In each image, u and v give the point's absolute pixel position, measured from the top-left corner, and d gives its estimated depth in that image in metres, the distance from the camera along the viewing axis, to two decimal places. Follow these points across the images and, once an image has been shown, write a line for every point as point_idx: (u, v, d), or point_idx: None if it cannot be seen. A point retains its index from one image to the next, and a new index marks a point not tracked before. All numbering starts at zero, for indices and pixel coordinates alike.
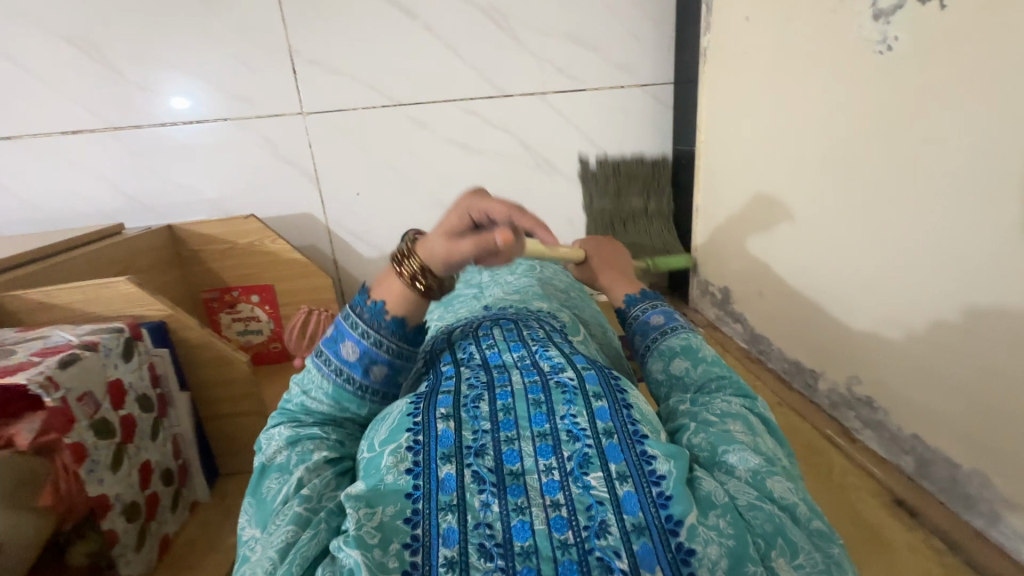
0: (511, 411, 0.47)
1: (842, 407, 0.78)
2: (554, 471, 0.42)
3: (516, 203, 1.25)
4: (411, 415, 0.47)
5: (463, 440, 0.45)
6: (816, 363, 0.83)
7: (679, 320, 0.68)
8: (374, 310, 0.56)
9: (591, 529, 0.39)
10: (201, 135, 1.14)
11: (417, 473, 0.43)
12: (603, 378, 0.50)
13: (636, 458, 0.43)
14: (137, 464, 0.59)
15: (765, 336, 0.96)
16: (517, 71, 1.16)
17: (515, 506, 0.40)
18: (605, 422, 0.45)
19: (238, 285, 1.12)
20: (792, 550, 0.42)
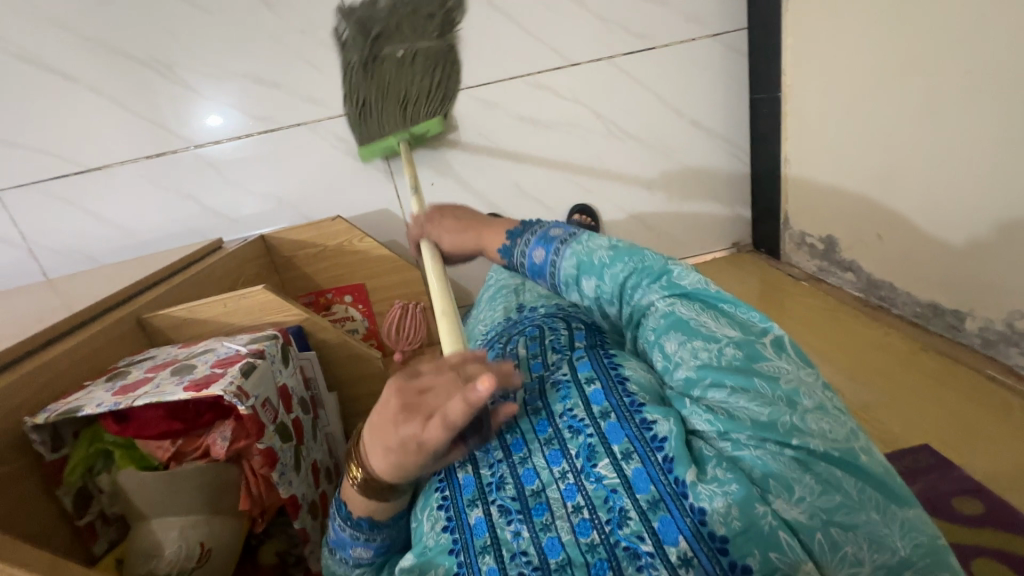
0: (517, 430, 0.48)
1: (1000, 344, 0.74)
2: (569, 474, 0.43)
3: (591, 175, 1.22)
4: (437, 478, 0.48)
5: (484, 479, 0.45)
6: (961, 301, 0.78)
7: (557, 238, 0.60)
8: (359, 526, 0.47)
9: (613, 520, 0.39)
10: (237, 151, 1.15)
11: (453, 527, 0.42)
12: (597, 361, 0.49)
13: (638, 431, 0.42)
14: (310, 465, 0.61)
15: (886, 281, 0.92)
16: (583, 37, 1.12)
17: (541, 526, 0.41)
18: (602, 404, 0.45)
19: (331, 287, 1.13)
20: (788, 486, 0.37)
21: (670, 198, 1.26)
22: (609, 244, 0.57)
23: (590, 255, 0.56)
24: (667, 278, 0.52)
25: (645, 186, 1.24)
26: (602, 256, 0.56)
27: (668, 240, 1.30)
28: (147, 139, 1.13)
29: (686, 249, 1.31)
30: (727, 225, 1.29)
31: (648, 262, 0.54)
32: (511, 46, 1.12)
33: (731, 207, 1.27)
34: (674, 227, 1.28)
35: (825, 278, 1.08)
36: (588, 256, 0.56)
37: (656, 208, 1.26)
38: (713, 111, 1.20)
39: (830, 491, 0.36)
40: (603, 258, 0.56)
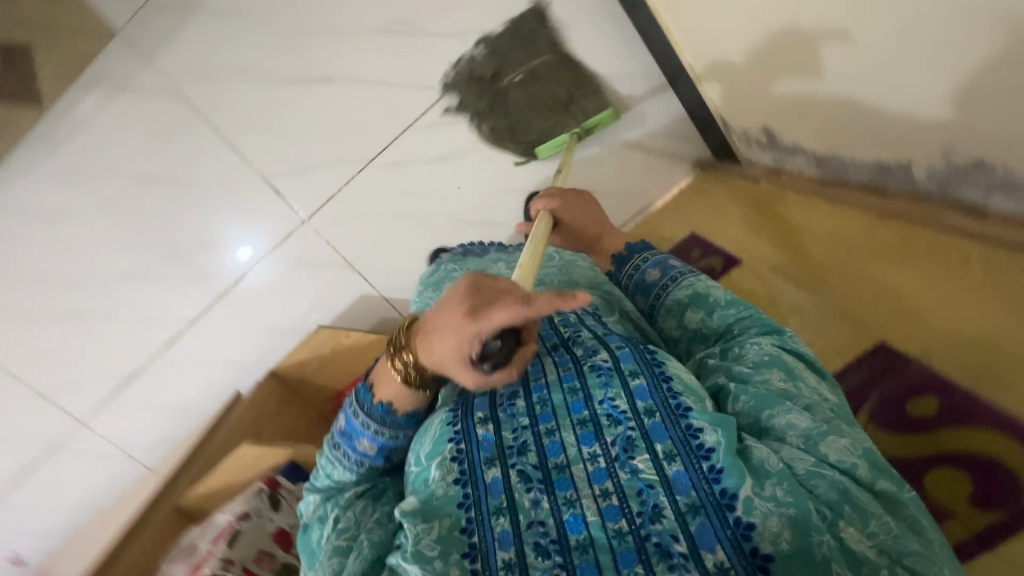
0: (547, 404, 0.58)
1: (953, 179, 0.73)
2: (599, 459, 0.54)
3: (523, 176, 1.26)
4: (450, 424, 0.59)
5: (506, 441, 0.56)
6: (903, 150, 0.76)
7: (676, 270, 0.75)
8: (376, 409, 0.62)
9: (645, 514, 0.50)
10: (268, 274, 1.26)
11: (465, 483, 0.54)
12: (639, 356, 0.59)
13: (684, 435, 0.52)
14: None
15: (834, 152, 0.88)
16: (446, 60, 1.13)
17: (564, 501, 0.52)
18: (645, 401, 0.55)
19: (343, 385, 1.24)
20: (861, 519, 0.49)
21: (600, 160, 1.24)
22: (726, 294, 0.71)
23: (707, 292, 0.71)
24: (779, 335, 0.65)
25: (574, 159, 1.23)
26: (716, 298, 0.71)
27: (618, 198, 1.28)
28: (186, 304, 1.25)
29: (638, 198, 1.28)
30: (667, 158, 1.26)
31: (760, 318, 0.67)
32: (395, 104, 1.16)
33: (663, 140, 1.23)
34: (619, 183, 1.26)
35: (783, 167, 1.04)
36: (704, 291, 0.71)
37: (592, 174, 1.25)
38: (610, 57, 1.16)
39: (904, 538, 0.48)
40: (718, 300, 0.70)
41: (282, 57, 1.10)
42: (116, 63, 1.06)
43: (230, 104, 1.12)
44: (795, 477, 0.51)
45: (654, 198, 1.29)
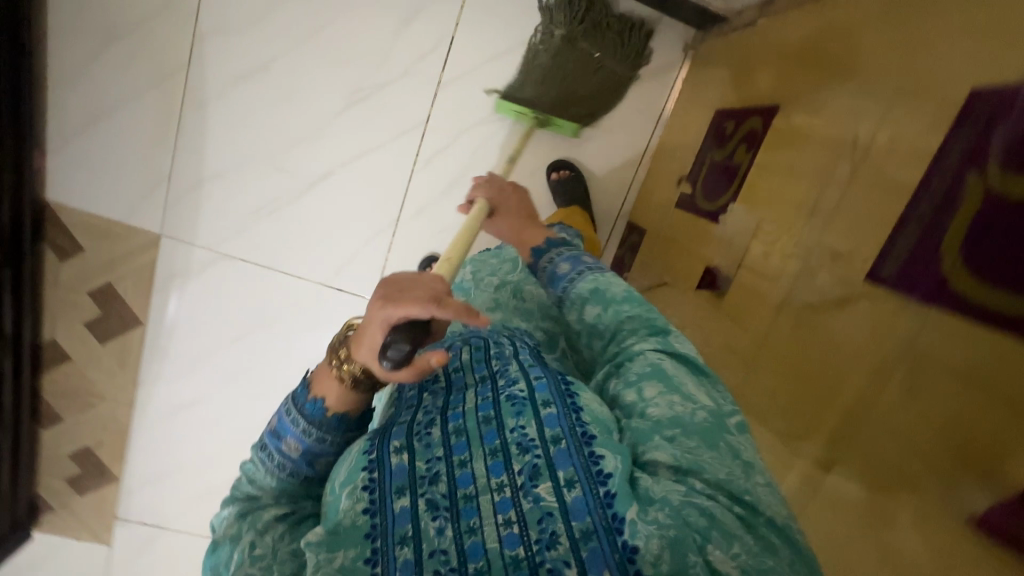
0: (462, 433, 0.54)
1: None
2: (506, 487, 0.50)
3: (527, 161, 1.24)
4: (365, 453, 0.53)
5: (418, 470, 0.51)
6: None
7: (586, 265, 0.78)
8: (310, 407, 0.54)
9: (542, 541, 0.46)
10: None
11: (374, 513, 0.49)
12: (554, 386, 0.58)
13: (585, 461, 0.51)
14: None
15: None
16: (415, 96, 1.17)
17: (467, 528, 0.48)
18: (553, 430, 0.54)
19: None
20: (727, 542, 0.48)
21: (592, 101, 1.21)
22: (624, 290, 0.73)
23: (605, 288, 0.73)
24: (662, 335, 0.66)
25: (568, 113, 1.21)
26: (614, 294, 0.72)
27: (624, 128, 1.24)
28: None
29: (645, 114, 1.24)
30: (655, 65, 1.20)
31: (651, 317, 0.69)
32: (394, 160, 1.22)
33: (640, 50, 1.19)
34: (621, 112, 1.23)
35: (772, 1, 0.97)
36: (604, 288, 0.73)
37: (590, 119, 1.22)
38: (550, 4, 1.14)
39: (768, 553, 0.49)
40: (615, 296, 0.72)
41: (289, 173, 1.19)
42: (175, 254, 1.23)
43: (269, 238, 1.23)
44: (676, 507, 0.49)
45: (662, 106, 1.24)
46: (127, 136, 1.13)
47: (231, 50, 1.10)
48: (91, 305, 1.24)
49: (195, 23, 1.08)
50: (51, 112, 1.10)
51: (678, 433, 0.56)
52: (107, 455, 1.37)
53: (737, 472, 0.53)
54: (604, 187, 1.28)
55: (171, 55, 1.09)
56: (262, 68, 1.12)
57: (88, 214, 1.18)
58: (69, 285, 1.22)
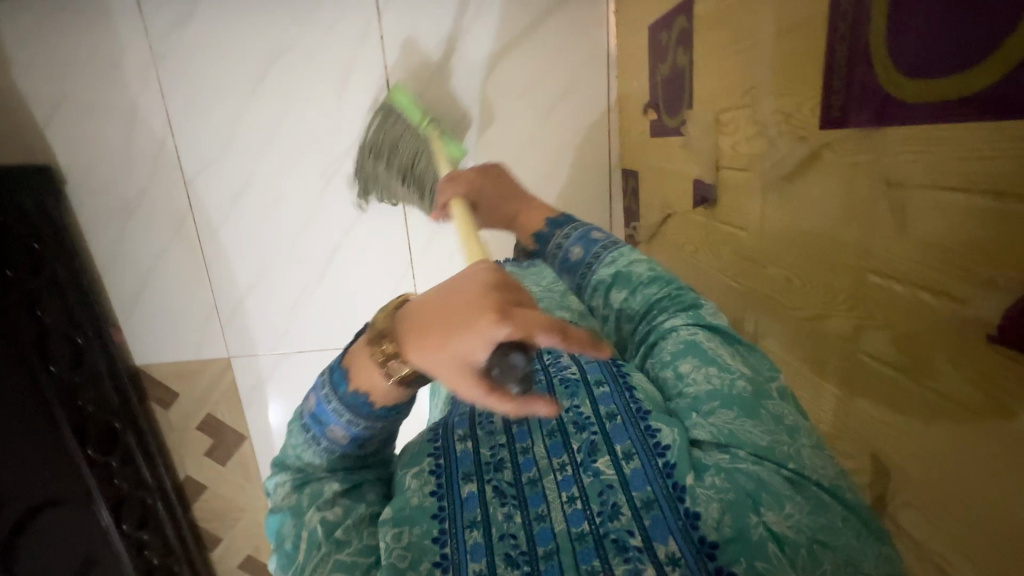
0: (524, 423, 0.63)
1: None
2: (569, 466, 0.57)
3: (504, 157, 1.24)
4: (431, 443, 0.60)
5: (484, 457, 0.59)
6: None
7: (603, 241, 0.79)
8: (353, 399, 0.52)
9: (605, 513, 0.53)
10: None
11: (441, 496, 0.55)
12: (606, 367, 0.66)
13: (639, 434, 0.57)
14: None
15: None
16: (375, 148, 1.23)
17: (535, 514, 0.54)
18: (607, 409, 0.61)
19: None
20: (778, 502, 0.51)
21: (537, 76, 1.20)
22: (647, 269, 0.74)
23: (629, 270, 0.75)
24: (693, 311, 0.69)
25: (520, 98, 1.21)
26: (639, 275, 0.74)
27: (580, 86, 1.21)
28: None
29: (594, 63, 1.20)
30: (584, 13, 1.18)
31: (677, 295, 0.72)
32: (387, 212, 1.28)
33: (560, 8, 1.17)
34: (569, 73, 1.20)
35: None
36: (626, 269, 0.76)
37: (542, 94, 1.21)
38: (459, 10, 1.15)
39: (819, 513, 0.51)
40: (641, 278, 0.74)
41: (307, 260, 1.30)
42: (247, 367, 1.37)
43: (314, 324, 1.35)
44: (727, 470, 0.53)
45: (607, 48, 1.20)
46: (172, 285, 1.29)
47: (218, 177, 1.23)
48: (202, 437, 1.42)
49: (182, 169, 1.21)
50: (109, 291, 1.28)
51: (723, 402, 0.58)
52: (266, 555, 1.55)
53: (779, 436, 0.56)
54: (584, 149, 1.25)
55: (175, 203, 1.24)
56: (247, 181, 1.24)
57: (169, 364, 1.35)
58: (179, 427, 1.40)
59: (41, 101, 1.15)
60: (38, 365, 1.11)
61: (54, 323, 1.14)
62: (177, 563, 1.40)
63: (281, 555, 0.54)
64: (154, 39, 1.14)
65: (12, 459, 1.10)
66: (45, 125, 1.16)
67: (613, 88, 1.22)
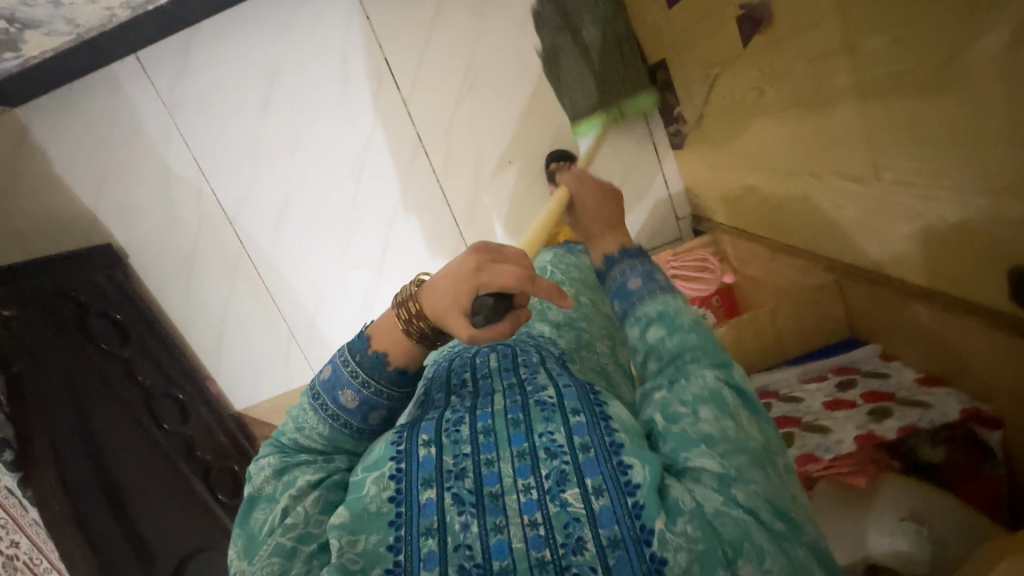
0: (491, 432, 0.49)
1: None
2: (534, 489, 0.45)
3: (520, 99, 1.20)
4: (394, 443, 0.50)
5: (445, 464, 0.47)
6: None
7: (660, 281, 0.61)
8: (371, 360, 0.51)
9: (567, 545, 0.43)
10: None
11: (399, 501, 0.46)
12: (583, 394, 0.50)
13: (614, 471, 0.44)
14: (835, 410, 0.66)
15: None
16: (393, 131, 1.21)
17: (490, 526, 0.44)
18: (582, 438, 0.46)
19: None
20: (760, 556, 0.40)
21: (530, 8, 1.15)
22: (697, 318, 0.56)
23: (675, 311, 0.56)
24: (730, 371, 0.51)
25: (519, 34, 1.17)
26: (685, 322, 0.55)
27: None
28: None
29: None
30: None
31: (717, 344, 0.53)
32: (421, 196, 1.26)
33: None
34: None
35: None
36: (672, 311, 0.56)
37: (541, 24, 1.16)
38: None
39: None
40: (687, 322, 0.55)
41: (359, 266, 1.30)
42: None
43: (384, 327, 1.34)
44: (710, 516, 0.42)
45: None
46: (246, 326, 1.33)
47: (257, 209, 1.25)
48: None
49: (224, 211, 1.24)
50: (195, 347, 1.33)
51: (732, 449, 0.44)
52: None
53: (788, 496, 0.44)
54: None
55: (228, 245, 1.27)
56: (284, 204, 1.25)
57: (266, 401, 1.39)
58: None
59: (86, 185, 1.21)
60: (151, 425, 1.14)
61: (155, 386, 1.18)
62: None
63: (240, 539, 0.50)
64: (163, 94, 1.17)
65: (160, 515, 1.11)
66: (96, 208, 1.22)
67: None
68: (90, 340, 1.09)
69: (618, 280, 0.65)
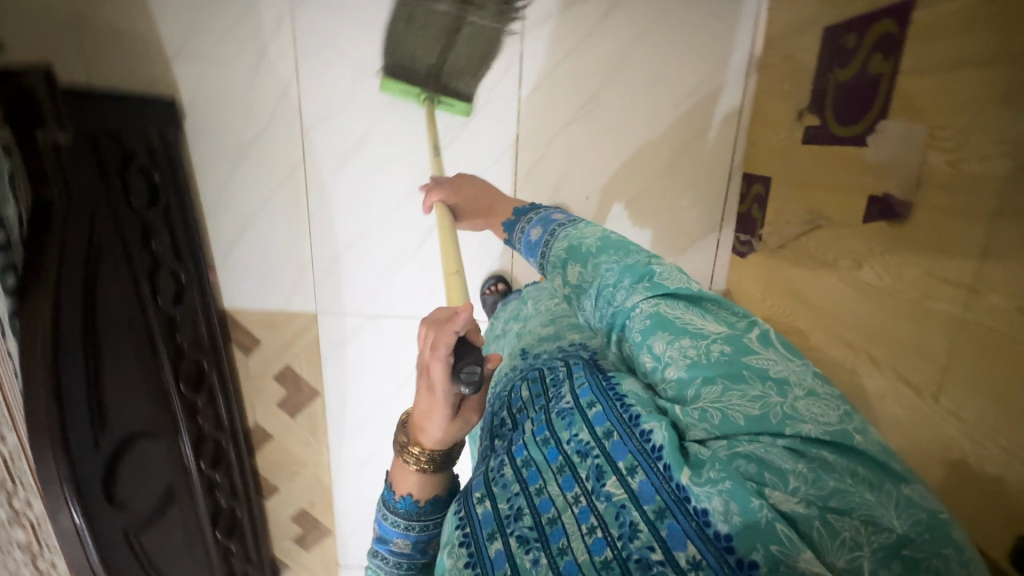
0: (533, 467, 0.65)
1: None
2: (584, 498, 0.59)
3: (622, 144, 1.22)
4: (456, 510, 0.65)
5: (502, 510, 0.62)
6: None
7: (556, 226, 0.85)
8: (402, 504, 0.66)
9: (625, 534, 0.54)
10: None
11: (474, 561, 0.59)
12: (591, 385, 0.67)
13: (639, 445, 0.58)
14: None
15: None
16: (495, 122, 1.21)
17: (559, 550, 0.57)
18: (604, 428, 0.62)
19: None
20: (781, 480, 0.50)
21: (671, 72, 1.18)
22: (596, 238, 0.79)
23: (577, 243, 0.80)
24: (650, 279, 0.69)
25: (651, 88, 1.19)
26: (590, 247, 0.78)
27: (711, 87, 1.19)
28: None
29: (731, 65, 1.18)
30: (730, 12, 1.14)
31: (631, 265, 0.72)
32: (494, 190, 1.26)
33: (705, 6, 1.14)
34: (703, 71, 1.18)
35: None
36: (577, 241, 0.80)
37: (673, 89, 1.19)
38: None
39: (822, 482, 0.49)
40: (591, 249, 0.78)
41: (408, 227, 1.29)
42: (332, 327, 1.37)
43: (406, 291, 1.34)
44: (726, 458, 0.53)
45: (748, 50, 1.17)
46: (271, 235, 1.29)
47: (334, 132, 1.22)
48: (277, 388, 1.43)
49: (301, 119, 1.20)
50: (210, 236, 1.28)
51: (699, 374, 0.59)
52: (319, 511, 1.57)
53: (770, 398, 0.54)
54: (706, 149, 1.23)
55: (290, 153, 1.23)
56: (357, 148, 1.23)
57: (257, 311, 1.36)
58: (256, 375, 1.42)
59: (172, 35, 1.14)
60: (146, 291, 1.11)
61: (163, 257, 1.15)
62: (240, 509, 1.42)
63: None
64: None
65: (130, 394, 1.06)
66: (174, 59, 1.16)
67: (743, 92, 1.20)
68: (125, 193, 1.05)
69: (523, 236, 0.91)
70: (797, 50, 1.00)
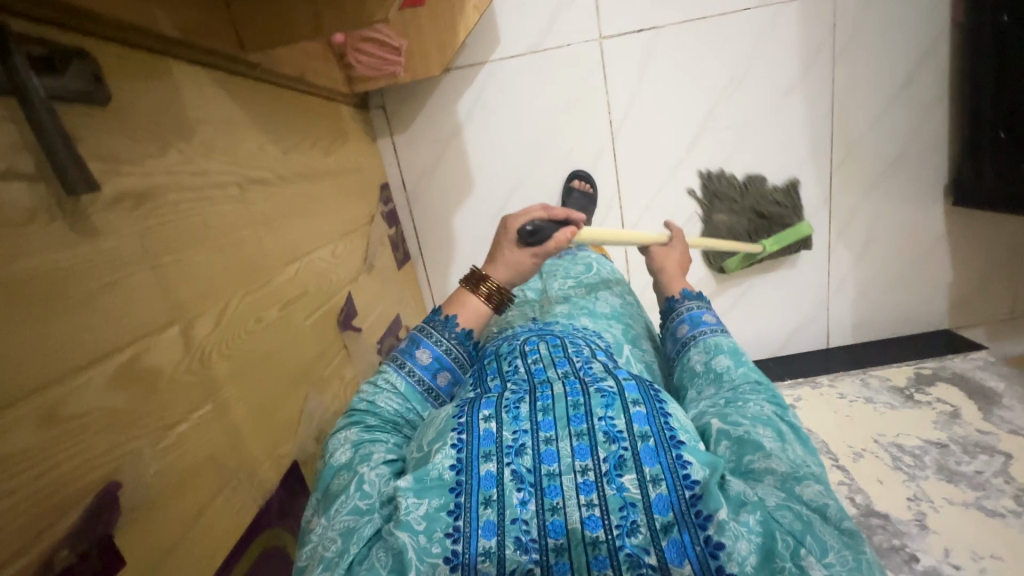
0: (550, 410, 0.42)
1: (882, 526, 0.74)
2: (590, 471, 0.38)
3: (739, 113, 0.97)
4: (454, 415, 0.42)
5: (504, 437, 0.40)
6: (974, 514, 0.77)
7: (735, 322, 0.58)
8: (446, 325, 0.54)
9: (624, 527, 0.36)
10: None
11: (461, 469, 0.39)
12: (642, 386, 0.44)
13: (673, 464, 0.37)
14: (328, 132, 0.73)
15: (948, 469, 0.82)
16: (812, 49, 0.93)
17: (549, 506, 0.37)
18: (641, 426, 0.40)
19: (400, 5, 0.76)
20: (822, 549, 0.35)
21: (867, 146, 0.99)
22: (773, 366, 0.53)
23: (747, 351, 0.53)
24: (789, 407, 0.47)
25: (850, 146, 0.99)
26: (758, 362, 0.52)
27: (850, 142, 0.99)
28: None
29: (855, 215, 1.03)
30: (911, 189, 1.02)
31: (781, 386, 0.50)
32: (737, 32, 0.92)
33: (963, 251, 1.05)
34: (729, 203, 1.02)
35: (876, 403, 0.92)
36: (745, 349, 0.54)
37: (842, 107, 0.97)
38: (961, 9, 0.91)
39: None
40: (757, 362, 0.52)
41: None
42: None
43: None
44: (768, 512, 0.36)
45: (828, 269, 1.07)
46: None
47: (857, 51, 0.94)
48: None
49: (918, 62, 0.94)
50: None
51: (791, 458, 0.41)
52: None
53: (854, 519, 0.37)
54: (772, 182, 1.00)
55: (917, 14, 0.92)
56: (862, 8, 0.92)
57: None
58: None
59: None
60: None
61: None
62: None
63: None
64: None
65: None
66: None
67: (858, 193, 1.02)
68: None
69: (690, 312, 0.60)
70: (848, 270, 1.07)
